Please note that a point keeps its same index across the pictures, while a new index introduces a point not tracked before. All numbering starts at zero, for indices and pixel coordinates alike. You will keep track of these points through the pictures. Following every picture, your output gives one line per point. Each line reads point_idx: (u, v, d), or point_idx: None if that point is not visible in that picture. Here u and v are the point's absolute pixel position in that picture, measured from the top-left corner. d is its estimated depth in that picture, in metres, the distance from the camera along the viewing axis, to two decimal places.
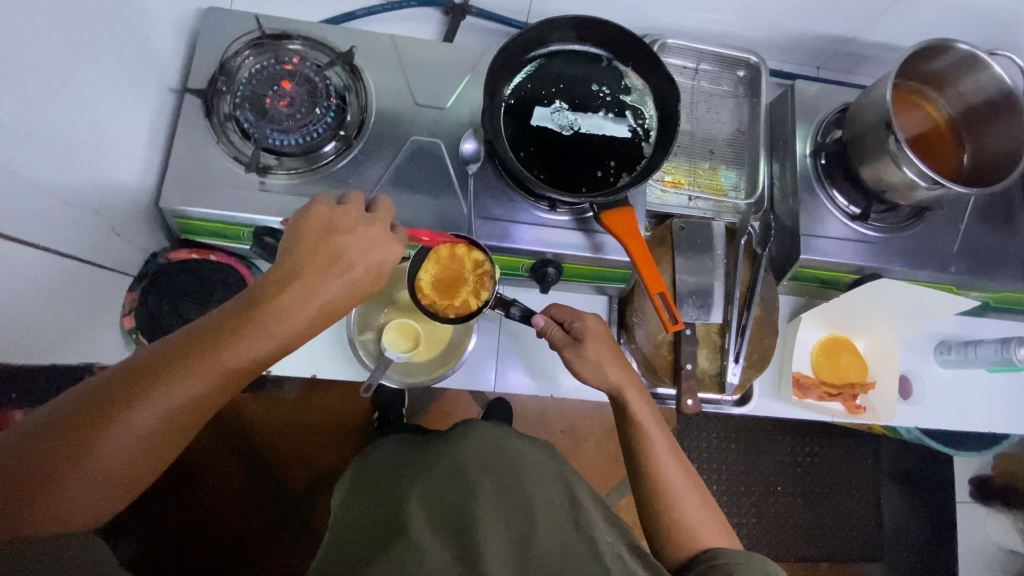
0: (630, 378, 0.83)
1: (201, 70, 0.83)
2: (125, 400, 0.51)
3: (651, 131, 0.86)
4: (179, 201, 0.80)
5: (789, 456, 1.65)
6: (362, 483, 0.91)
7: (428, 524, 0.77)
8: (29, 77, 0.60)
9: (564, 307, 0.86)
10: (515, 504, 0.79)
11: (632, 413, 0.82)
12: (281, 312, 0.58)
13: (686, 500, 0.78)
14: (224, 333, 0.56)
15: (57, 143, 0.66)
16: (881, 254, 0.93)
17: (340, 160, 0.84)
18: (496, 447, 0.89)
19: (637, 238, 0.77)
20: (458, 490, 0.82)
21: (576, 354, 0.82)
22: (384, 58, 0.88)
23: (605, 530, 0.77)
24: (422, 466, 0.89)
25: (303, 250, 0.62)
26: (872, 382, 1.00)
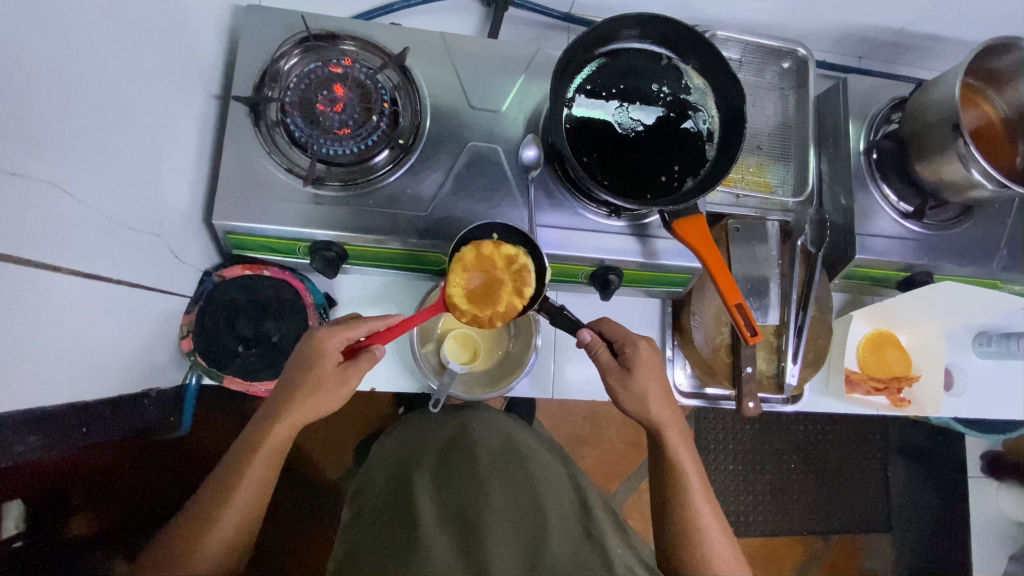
0: (672, 417, 0.82)
1: (245, 74, 0.79)
2: (200, 528, 0.64)
3: (713, 133, 0.84)
4: (230, 215, 0.76)
5: (804, 435, 1.70)
6: (373, 473, 0.89)
7: (435, 517, 0.74)
8: (65, 96, 0.55)
9: (616, 327, 0.85)
10: (525, 500, 0.76)
11: (670, 451, 0.82)
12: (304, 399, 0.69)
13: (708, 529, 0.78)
14: (249, 453, 0.68)
15: (97, 162, 0.61)
16: (933, 252, 0.93)
17: (395, 169, 0.80)
18: (507, 446, 0.87)
19: (713, 249, 0.76)
20: (471, 482, 0.79)
21: (622, 379, 0.80)
22: (435, 57, 0.84)
23: (616, 542, 0.73)
24: (435, 457, 0.86)
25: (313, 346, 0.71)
26: (916, 375, 1.04)
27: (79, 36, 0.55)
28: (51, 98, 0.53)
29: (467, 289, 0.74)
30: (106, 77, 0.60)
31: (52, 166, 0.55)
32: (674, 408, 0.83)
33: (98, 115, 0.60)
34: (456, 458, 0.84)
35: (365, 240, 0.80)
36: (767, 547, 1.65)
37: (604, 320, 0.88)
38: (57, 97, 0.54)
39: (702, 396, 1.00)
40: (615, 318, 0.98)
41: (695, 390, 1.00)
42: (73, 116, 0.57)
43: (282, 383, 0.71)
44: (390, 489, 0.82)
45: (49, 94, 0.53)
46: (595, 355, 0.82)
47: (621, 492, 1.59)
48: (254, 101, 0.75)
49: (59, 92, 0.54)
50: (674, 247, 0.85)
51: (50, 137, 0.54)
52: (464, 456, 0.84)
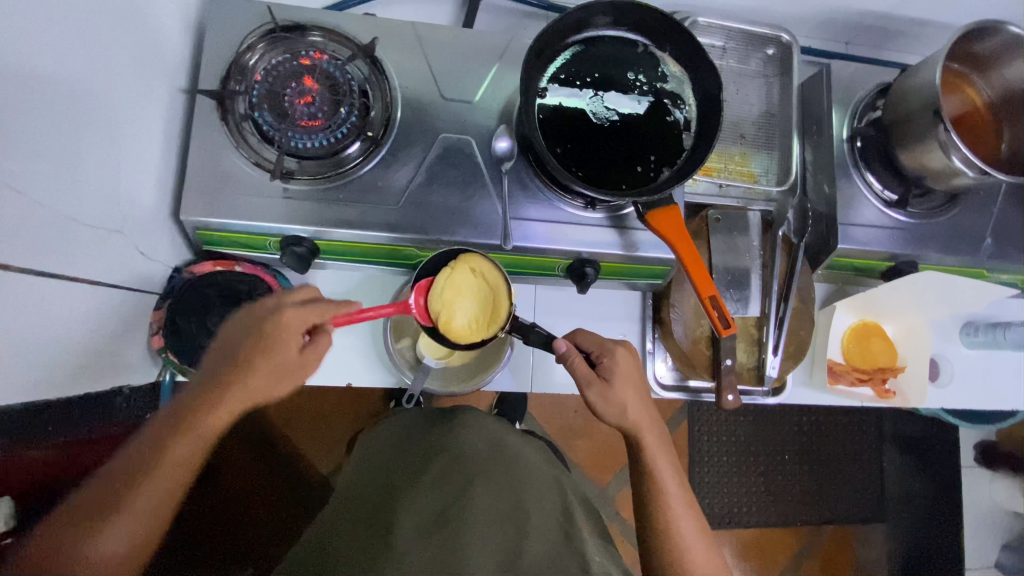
0: (648, 423, 0.81)
1: (212, 67, 0.77)
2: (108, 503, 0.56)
3: (690, 122, 0.83)
4: (198, 211, 0.75)
5: (796, 426, 1.69)
6: (358, 471, 0.89)
7: (415, 521, 0.75)
8: (25, 93, 0.55)
9: (592, 337, 0.83)
10: (509, 512, 0.76)
11: (648, 456, 0.80)
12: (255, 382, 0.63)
13: (689, 535, 0.76)
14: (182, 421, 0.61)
15: (61, 159, 0.61)
16: (916, 241, 0.92)
17: (365, 162, 0.79)
18: (496, 448, 0.86)
19: (684, 239, 0.75)
20: (456, 482, 0.79)
21: (597, 390, 0.79)
22: (407, 48, 0.82)
23: (594, 548, 0.73)
24: (421, 457, 0.85)
25: (254, 319, 0.66)
26: (901, 367, 1.03)
27: (37, 34, 0.55)
28: (9, 96, 0.53)
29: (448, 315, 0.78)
30: (67, 73, 0.59)
31: (16, 165, 0.55)
32: (650, 414, 0.82)
33: (59, 112, 0.59)
34: (441, 459, 0.83)
35: (338, 235, 0.79)
36: (758, 539, 1.64)
37: (581, 331, 0.87)
38: (17, 93, 0.53)
39: (684, 389, 0.99)
40: (595, 311, 0.97)
41: (677, 383, 0.98)
42: (33, 112, 0.56)
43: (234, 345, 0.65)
44: (378, 491, 0.82)
45: (6, 92, 0.52)
46: (570, 365, 0.79)
47: (611, 484, 1.58)
48: (220, 95, 0.74)
49: (17, 91, 0.53)
50: (649, 240, 0.84)
51: (10, 137, 0.54)
52: (450, 459, 0.83)
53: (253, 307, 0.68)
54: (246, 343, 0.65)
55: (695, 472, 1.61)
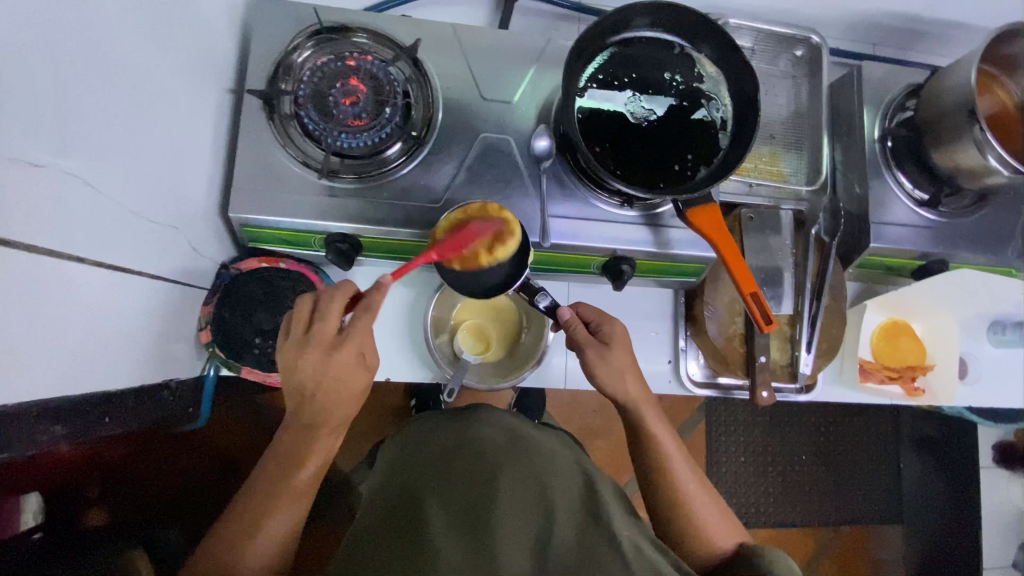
0: (646, 394, 0.83)
1: (259, 68, 0.79)
2: (243, 538, 0.67)
3: (726, 122, 0.84)
4: (245, 208, 0.77)
5: (814, 426, 1.70)
6: (383, 470, 0.89)
7: (444, 517, 0.74)
8: (88, 93, 0.56)
9: (592, 307, 0.85)
10: (533, 501, 0.76)
11: (647, 425, 0.83)
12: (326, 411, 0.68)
13: (696, 502, 0.79)
14: (283, 472, 0.71)
15: (120, 157, 0.62)
16: (946, 240, 0.93)
17: (407, 161, 0.81)
18: (515, 440, 0.86)
19: (723, 233, 0.76)
20: (479, 476, 0.79)
21: (598, 356, 0.81)
22: (447, 50, 0.84)
23: (624, 525, 0.74)
24: (443, 453, 0.85)
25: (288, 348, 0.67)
26: (930, 365, 1.04)
27: (99, 36, 0.56)
28: (74, 95, 0.54)
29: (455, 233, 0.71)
30: (126, 73, 0.61)
31: (78, 162, 0.57)
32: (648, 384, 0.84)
33: (118, 112, 0.61)
34: (462, 456, 0.83)
35: (380, 233, 0.81)
36: (777, 539, 1.65)
37: (582, 303, 0.89)
38: (81, 92, 0.55)
39: (716, 386, 1.00)
40: (627, 308, 0.98)
41: (708, 380, 0.99)
42: (95, 111, 0.57)
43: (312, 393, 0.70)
44: (403, 487, 0.82)
45: (70, 92, 0.54)
46: (573, 331, 0.82)
47: (632, 483, 1.59)
48: (267, 95, 0.76)
49: (81, 90, 0.55)
50: (685, 238, 0.85)
51: (73, 135, 0.56)
52: (471, 452, 0.83)
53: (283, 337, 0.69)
54: (301, 373, 0.66)
55: (714, 472, 1.62)
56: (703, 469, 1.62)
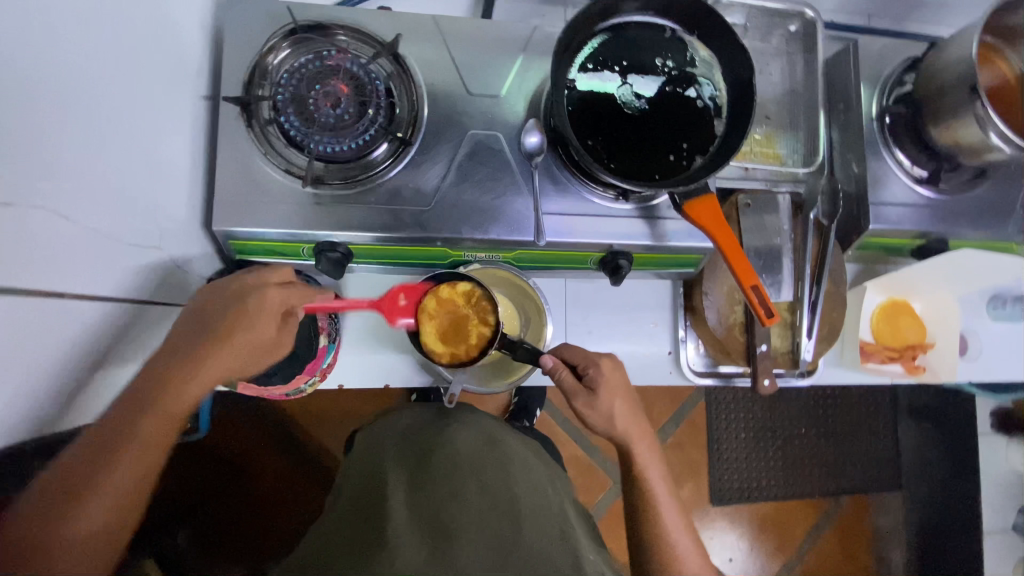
0: (638, 432, 0.84)
1: (234, 73, 0.76)
2: (111, 446, 0.56)
3: (721, 108, 0.81)
4: (230, 222, 0.74)
5: (812, 401, 1.72)
6: (356, 471, 0.89)
7: (410, 511, 0.74)
8: (51, 116, 0.53)
9: (576, 351, 0.85)
10: (503, 507, 0.76)
11: (638, 463, 0.84)
12: (243, 335, 0.65)
13: (687, 558, 0.79)
14: (128, 419, 0.58)
15: (93, 178, 0.60)
16: (947, 218, 0.91)
17: (394, 163, 0.78)
18: (490, 449, 0.87)
19: (723, 227, 0.74)
20: (450, 479, 0.80)
21: (587, 401, 0.81)
22: (431, 43, 0.80)
23: (589, 550, 0.74)
24: (414, 458, 0.86)
25: (245, 285, 0.68)
26: (930, 343, 1.04)
27: (60, 49, 0.53)
28: (37, 117, 0.52)
29: (436, 333, 0.80)
30: (93, 90, 0.58)
31: (47, 187, 0.54)
32: (640, 421, 0.85)
33: (87, 132, 0.58)
34: (435, 458, 0.84)
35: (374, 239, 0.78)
36: (778, 512, 1.67)
37: (566, 345, 0.89)
38: (47, 114, 0.53)
39: (717, 375, 0.99)
40: (625, 301, 0.97)
41: (709, 369, 0.98)
42: (60, 133, 0.55)
43: (173, 340, 0.63)
44: (372, 490, 0.81)
45: (33, 113, 0.51)
46: (557, 380, 0.81)
47: None
48: (245, 101, 0.73)
49: (43, 112, 0.52)
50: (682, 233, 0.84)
51: (41, 161, 0.53)
52: (444, 458, 0.84)
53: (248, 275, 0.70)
54: (232, 304, 0.66)
55: (715, 450, 1.63)
56: (704, 449, 1.63)
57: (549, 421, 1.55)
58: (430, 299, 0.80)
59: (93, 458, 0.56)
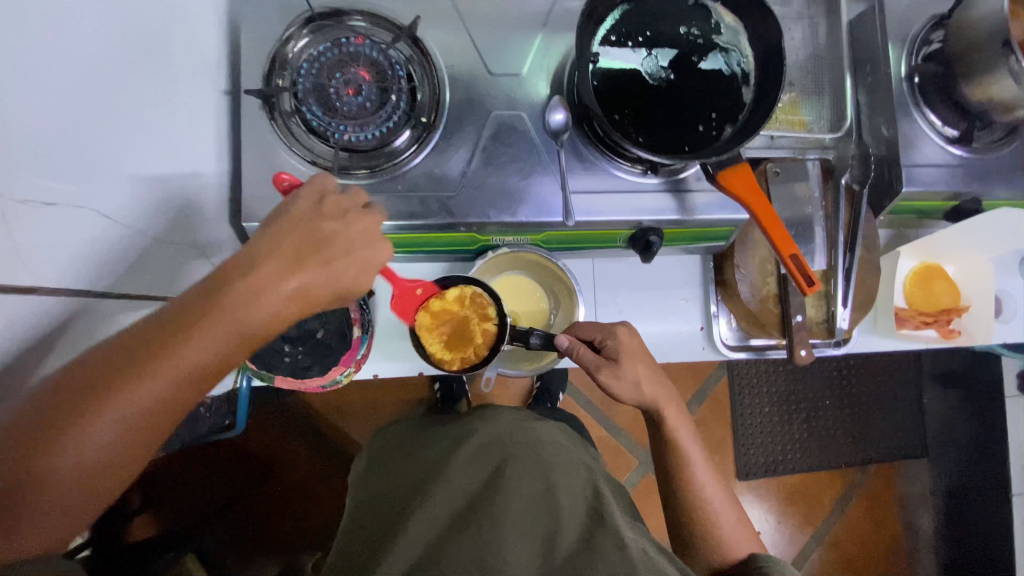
0: (668, 397, 0.87)
1: (253, 65, 0.74)
2: (136, 363, 0.50)
3: (748, 75, 0.79)
4: (259, 216, 0.73)
5: (836, 371, 1.71)
6: (385, 463, 0.90)
7: (446, 509, 0.75)
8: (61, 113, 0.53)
9: (588, 326, 0.86)
10: (537, 494, 0.76)
11: (668, 427, 0.88)
12: (316, 274, 0.58)
13: (722, 514, 0.85)
14: (165, 337, 0.51)
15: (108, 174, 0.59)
16: (979, 178, 0.90)
17: (419, 149, 0.77)
18: (517, 430, 0.86)
19: (759, 196, 0.73)
20: (481, 471, 0.79)
21: (612, 374, 0.83)
22: (448, 23, 0.79)
23: (627, 526, 0.75)
24: (442, 446, 0.86)
25: (319, 214, 0.61)
26: (965, 306, 1.02)
27: (71, 44, 0.53)
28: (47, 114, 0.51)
29: (442, 343, 0.84)
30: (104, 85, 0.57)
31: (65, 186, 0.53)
32: (667, 386, 0.87)
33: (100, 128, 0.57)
34: (463, 448, 0.82)
35: (402, 227, 0.77)
36: (806, 483, 1.68)
37: (577, 317, 0.89)
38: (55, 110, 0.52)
39: (749, 348, 0.98)
40: (653, 278, 0.96)
41: (740, 342, 0.97)
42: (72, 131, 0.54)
43: (249, 253, 0.57)
44: (405, 483, 0.83)
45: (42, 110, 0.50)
46: (577, 357, 0.81)
47: None
48: (266, 93, 0.71)
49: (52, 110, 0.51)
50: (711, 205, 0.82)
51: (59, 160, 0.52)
52: (472, 442, 0.83)
53: (301, 197, 0.62)
54: (303, 227, 0.59)
55: (739, 425, 1.63)
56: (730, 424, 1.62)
57: (573, 404, 1.55)
58: (424, 312, 0.83)
59: (115, 374, 0.49)
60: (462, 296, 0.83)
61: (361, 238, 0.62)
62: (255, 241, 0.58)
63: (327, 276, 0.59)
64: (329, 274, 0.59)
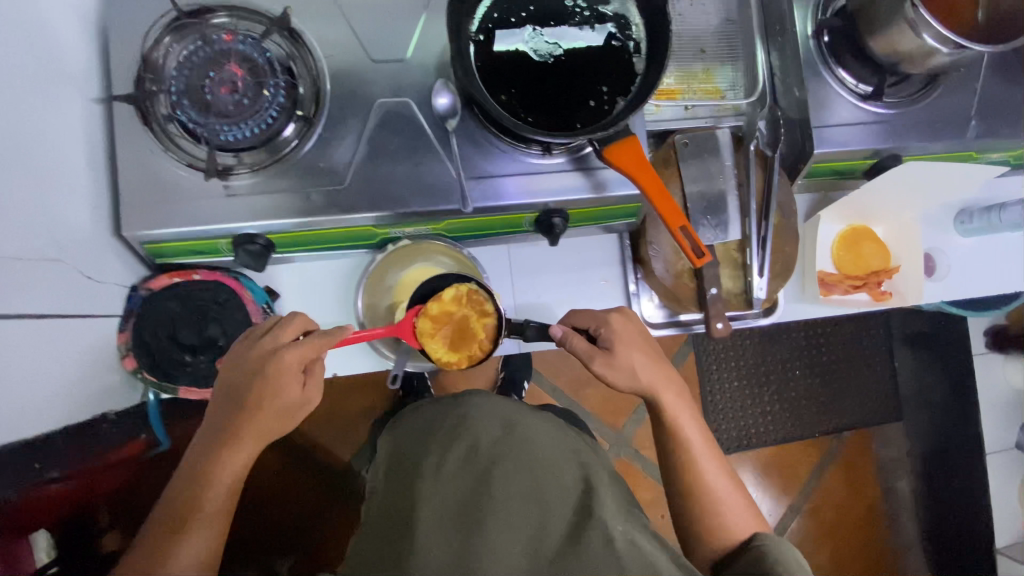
0: (666, 380, 0.82)
1: (123, 70, 0.72)
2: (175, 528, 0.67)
3: (640, 43, 0.77)
4: (140, 224, 0.72)
5: (801, 339, 1.68)
6: (383, 458, 0.87)
7: (435, 507, 0.72)
8: None
9: (584, 315, 0.84)
10: (525, 493, 0.73)
11: (667, 413, 0.82)
12: (274, 407, 0.69)
13: (727, 498, 0.80)
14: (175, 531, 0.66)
15: None
16: (897, 133, 0.87)
17: (303, 143, 0.75)
18: (508, 422, 0.81)
19: (646, 169, 0.71)
20: (474, 467, 0.75)
21: (605, 362, 0.79)
22: (325, 13, 0.76)
23: (618, 522, 0.71)
24: (432, 437, 0.82)
25: (270, 339, 0.70)
26: (895, 267, 1.00)
27: None
28: None
29: (445, 346, 0.80)
30: None
31: None
32: (665, 368, 0.83)
33: None
34: (456, 446, 0.78)
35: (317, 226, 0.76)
36: (779, 455, 1.65)
37: (573, 311, 0.87)
38: None
39: (675, 325, 0.97)
40: (572, 261, 0.94)
41: (667, 320, 0.97)
42: None
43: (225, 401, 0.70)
44: (396, 480, 0.79)
45: None
46: (571, 347, 0.80)
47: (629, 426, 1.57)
48: (135, 97, 0.69)
49: None
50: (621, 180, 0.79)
51: None
52: (460, 436, 0.79)
53: (259, 343, 0.70)
54: (253, 387, 0.69)
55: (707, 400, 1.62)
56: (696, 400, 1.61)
57: (537, 393, 1.53)
58: (429, 334, 0.79)
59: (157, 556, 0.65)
60: (451, 298, 0.81)
61: (285, 351, 0.68)
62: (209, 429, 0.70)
63: (281, 406, 0.70)
64: (284, 414, 0.70)
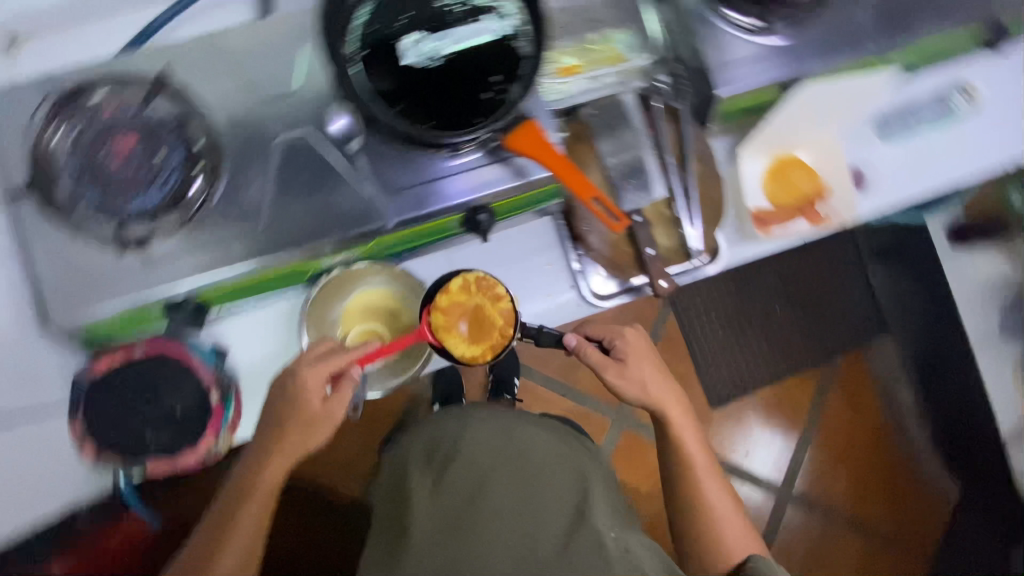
0: (668, 382, 0.88)
1: (13, 163, 0.72)
2: (215, 546, 0.77)
3: (520, 27, 0.77)
4: (60, 310, 0.71)
5: (773, 276, 1.49)
6: (388, 473, 0.94)
7: (429, 522, 0.83)
8: None
9: (598, 327, 0.90)
10: (523, 516, 0.82)
11: (671, 427, 0.88)
12: (302, 441, 0.76)
13: (721, 507, 0.87)
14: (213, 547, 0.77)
15: None
16: (794, 60, 0.86)
17: (212, 194, 0.75)
18: (506, 439, 0.90)
19: (545, 149, 0.77)
20: (470, 485, 0.85)
21: (618, 373, 0.86)
22: (205, 64, 0.76)
23: (609, 530, 0.80)
24: (435, 462, 0.89)
25: (304, 361, 0.78)
26: (828, 189, 1.01)
27: None
28: None
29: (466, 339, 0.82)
30: None
31: None
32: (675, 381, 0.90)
33: None
34: (456, 471, 0.87)
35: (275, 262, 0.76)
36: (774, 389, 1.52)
37: (586, 322, 0.94)
38: None
39: (629, 291, 0.97)
40: (511, 253, 0.95)
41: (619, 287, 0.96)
42: None
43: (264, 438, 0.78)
44: (397, 499, 0.89)
45: None
46: (585, 356, 0.86)
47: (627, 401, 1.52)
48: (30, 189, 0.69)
49: None
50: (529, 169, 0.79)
51: None
52: (462, 463, 0.87)
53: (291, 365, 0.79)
54: (289, 414, 0.77)
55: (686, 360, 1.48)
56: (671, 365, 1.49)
57: (530, 387, 1.49)
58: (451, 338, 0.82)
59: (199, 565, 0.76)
60: (457, 292, 0.83)
61: (305, 367, 0.77)
62: (249, 461, 0.79)
63: (301, 441, 0.77)
64: (304, 445, 0.77)
